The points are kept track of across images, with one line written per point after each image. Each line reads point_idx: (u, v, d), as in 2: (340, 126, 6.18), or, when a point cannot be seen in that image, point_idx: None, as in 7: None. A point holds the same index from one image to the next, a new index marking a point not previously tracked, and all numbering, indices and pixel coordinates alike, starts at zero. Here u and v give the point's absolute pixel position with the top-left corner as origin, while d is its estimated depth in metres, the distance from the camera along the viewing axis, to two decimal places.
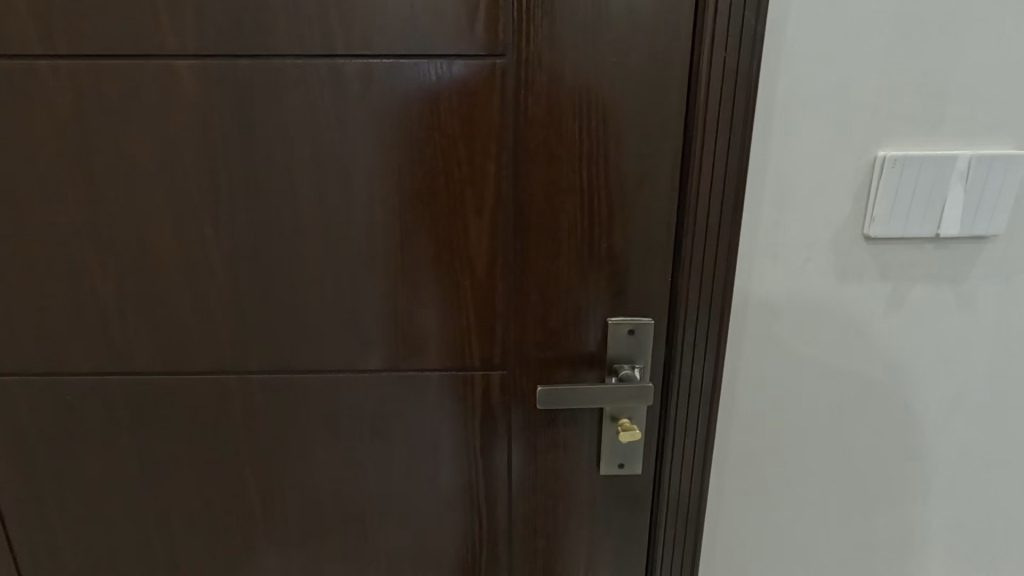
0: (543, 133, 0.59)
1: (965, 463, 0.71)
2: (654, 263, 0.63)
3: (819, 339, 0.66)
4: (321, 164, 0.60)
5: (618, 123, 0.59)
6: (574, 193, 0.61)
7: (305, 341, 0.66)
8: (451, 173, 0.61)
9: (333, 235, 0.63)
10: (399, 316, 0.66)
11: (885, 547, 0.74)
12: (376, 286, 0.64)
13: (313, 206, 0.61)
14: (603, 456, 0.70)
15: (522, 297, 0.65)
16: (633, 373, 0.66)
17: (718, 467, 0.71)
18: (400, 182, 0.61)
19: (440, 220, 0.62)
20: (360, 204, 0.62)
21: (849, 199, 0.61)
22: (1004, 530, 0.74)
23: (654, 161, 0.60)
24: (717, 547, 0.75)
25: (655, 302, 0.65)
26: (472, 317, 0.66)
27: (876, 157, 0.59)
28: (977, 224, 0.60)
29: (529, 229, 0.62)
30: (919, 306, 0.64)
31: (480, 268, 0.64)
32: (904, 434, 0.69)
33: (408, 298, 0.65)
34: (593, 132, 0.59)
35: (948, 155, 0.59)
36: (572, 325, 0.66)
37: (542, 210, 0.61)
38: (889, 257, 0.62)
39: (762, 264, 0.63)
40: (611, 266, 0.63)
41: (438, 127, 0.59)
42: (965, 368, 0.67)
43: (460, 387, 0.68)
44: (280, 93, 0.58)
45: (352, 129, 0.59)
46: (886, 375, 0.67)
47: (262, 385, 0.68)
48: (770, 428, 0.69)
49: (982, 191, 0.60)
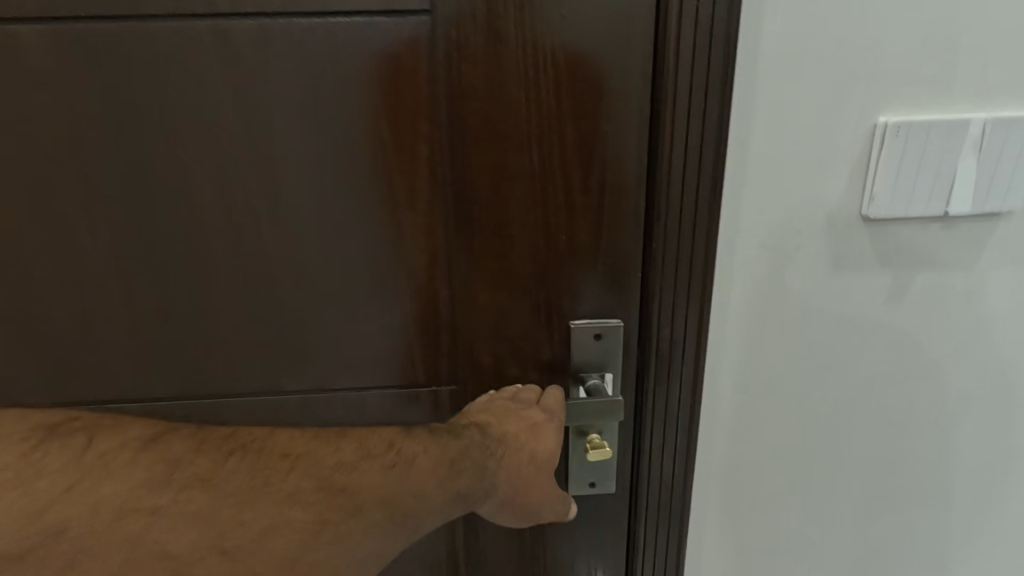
0: (482, 109, 0.49)
1: (971, 464, 0.64)
2: (620, 257, 0.54)
3: (811, 335, 0.58)
4: (216, 149, 0.50)
5: (574, 99, 0.49)
6: (523, 179, 0.51)
7: (220, 360, 0.57)
8: (377, 161, 0.51)
9: (241, 234, 0.52)
10: (329, 329, 0.56)
11: (885, 555, 0.68)
12: (298, 293, 0.55)
13: (213, 201, 0.51)
14: (571, 475, 0.62)
15: (473, 304, 0.55)
16: (602, 383, 0.58)
17: (701, 481, 0.64)
18: (317, 173, 0.51)
19: (370, 218, 0.52)
20: (269, 197, 0.51)
21: (845, 174, 0.52)
22: (1009, 531, 0.68)
23: (619, 141, 0.51)
24: (703, 563, 0.68)
25: (625, 302, 0.56)
26: (417, 328, 0.57)
27: (876, 124, 0.51)
28: (991, 200, 0.52)
29: (476, 226, 0.53)
30: (923, 294, 0.56)
31: (423, 273, 0.55)
32: (906, 436, 0.62)
33: (338, 309, 0.56)
34: (544, 104, 0.49)
35: (960, 119, 0.50)
36: (530, 334, 0.57)
37: (489, 202, 0.52)
38: (890, 240, 0.54)
39: (745, 253, 0.55)
40: (572, 266, 0.54)
41: (356, 106, 0.49)
42: (974, 361, 0.59)
43: (407, 403, 0.60)
44: (156, 62, 0.47)
45: (249, 106, 0.49)
46: (886, 372, 0.59)
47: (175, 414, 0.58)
48: (758, 436, 0.62)
49: (998, 162, 0.51)
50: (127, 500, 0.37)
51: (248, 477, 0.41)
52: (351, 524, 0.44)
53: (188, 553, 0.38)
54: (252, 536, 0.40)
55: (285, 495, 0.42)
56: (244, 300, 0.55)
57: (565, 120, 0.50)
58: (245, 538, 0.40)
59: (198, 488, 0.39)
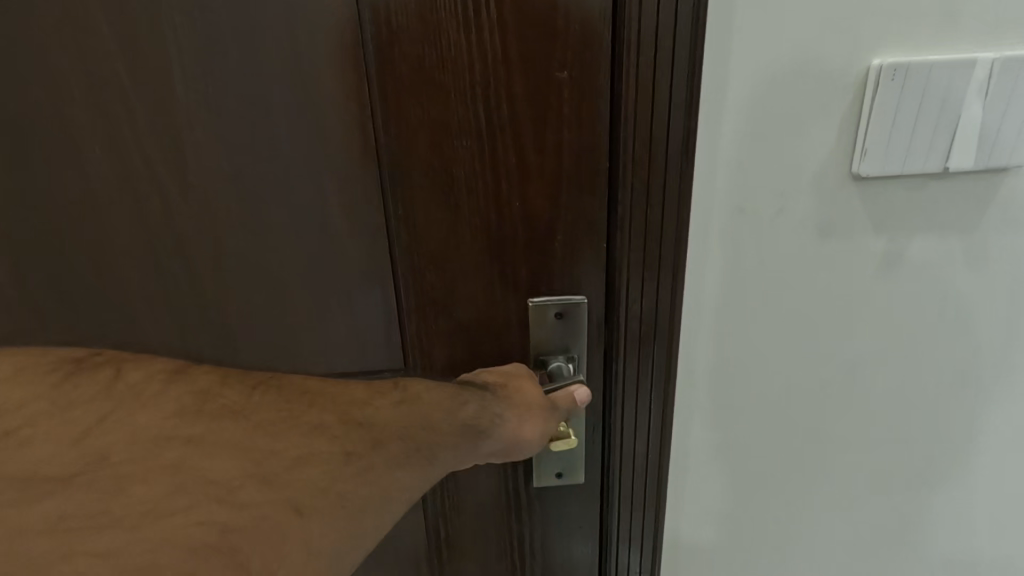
0: (415, 56, 0.42)
1: (966, 444, 0.60)
2: (581, 228, 0.48)
3: (795, 309, 0.52)
4: (109, 109, 0.43)
5: (522, 42, 0.42)
6: (468, 139, 0.45)
7: None
8: (298, 122, 0.44)
9: (146, 208, 0.46)
10: (256, 316, 0.50)
11: (872, 541, 0.64)
12: (217, 274, 0.48)
13: (111, 170, 0.45)
14: (537, 465, 0.57)
15: (418, 284, 0.49)
16: (566, 366, 0.52)
17: (678, 467, 0.59)
18: (227, 136, 0.44)
19: (295, 189, 0.46)
20: (174, 164, 0.45)
21: (834, 129, 0.46)
22: (1003, 515, 0.64)
23: (577, 93, 0.44)
24: (681, 554, 0.64)
25: (588, 278, 0.50)
26: (355, 312, 0.50)
27: (870, 68, 0.44)
28: (996, 154, 0.46)
29: (417, 193, 0.46)
30: (919, 262, 0.51)
31: (357, 251, 0.48)
32: (897, 416, 0.58)
33: (265, 293, 0.49)
34: (489, 50, 0.42)
35: (964, 60, 0.44)
36: (485, 316, 0.51)
37: (431, 166, 0.45)
38: (882, 202, 0.49)
39: (723, 219, 0.49)
40: (529, 238, 0.48)
41: (268, 56, 0.42)
42: (972, 334, 0.54)
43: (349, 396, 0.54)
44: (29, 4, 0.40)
45: (142, 56, 0.42)
46: (877, 348, 0.54)
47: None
48: (738, 419, 0.57)
49: (1006, 110, 0.45)
50: (159, 428, 0.28)
51: (273, 408, 0.32)
52: (374, 458, 0.34)
53: (220, 482, 0.28)
54: (281, 471, 0.30)
55: (309, 428, 0.32)
56: (160, 284, 0.49)
57: (513, 69, 0.43)
58: (275, 466, 0.30)
59: (230, 417, 0.30)
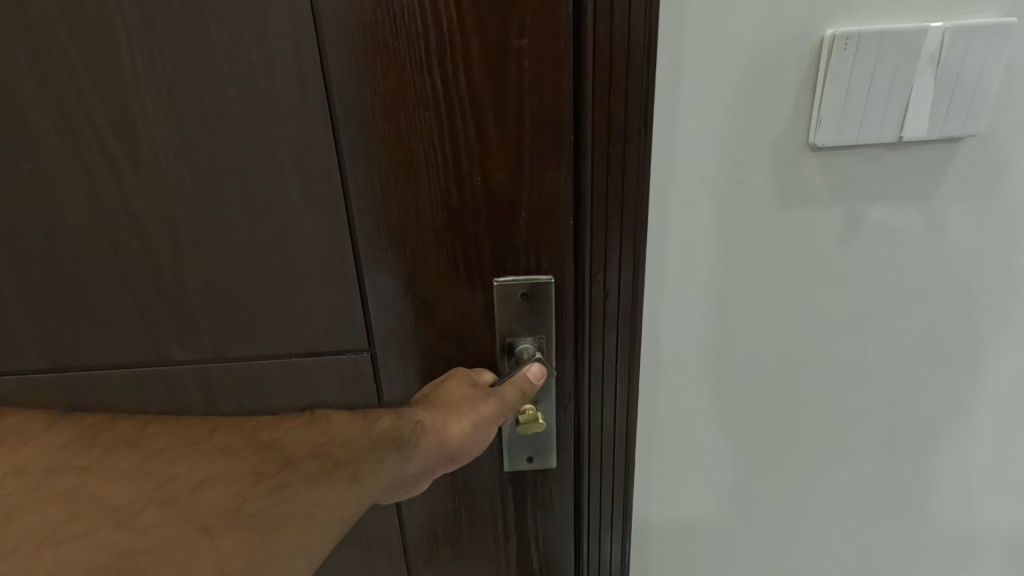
0: (372, 23, 0.42)
1: (929, 414, 0.61)
2: (545, 202, 0.47)
3: (757, 280, 0.53)
4: (57, 84, 0.42)
5: (478, 9, 0.42)
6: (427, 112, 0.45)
7: (98, 331, 0.50)
8: (254, 96, 0.43)
9: (100, 186, 0.45)
10: (217, 295, 0.50)
11: (838, 511, 0.66)
12: (176, 253, 0.48)
13: (61, 148, 0.44)
14: (507, 450, 0.57)
15: (380, 259, 0.49)
16: (534, 348, 0.52)
17: (646, 439, 0.60)
18: (181, 111, 0.44)
19: (252, 166, 0.45)
20: (126, 141, 0.44)
21: (790, 98, 0.46)
22: (967, 483, 0.65)
23: (536, 64, 0.43)
24: (650, 524, 0.65)
25: (553, 255, 0.50)
26: (317, 291, 0.50)
27: (824, 37, 0.45)
28: (949, 123, 0.47)
29: (377, 166, 0.46)
30: (878, 232, 0.51)
31: (316, 227, 0.47)
32: (860, 385, 0.59)
33: (226, 271, 0.49)
34: (445, 20, 0.42)
35: (916, 29, 0.44)
36: (450, 293, 0.51)
37: (389, 138, 0.45)
38: (840, 171, 0.49)
39: (682, 190, 0.49)
40: (493, 214, 0.48)
41: (219, 27, 0.42)
42: (933, 304, 0.55)
43: (315, 375, 0.53)
44: None
45: (89, 30, 0.41)
46: (838, 319, 0.55)
47: (60, 393, 0.53)
48: (704, 392, 0.58)
49: (958, 79, 0.46)
50: (52, 459, 0.35)
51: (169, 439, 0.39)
52: (284, 476, 0.40)
53: (119, 508, 0.34)
54: (189, 489, 0.37)
55: (219, 452, 0.39)
56: (116, 265, 0.48)
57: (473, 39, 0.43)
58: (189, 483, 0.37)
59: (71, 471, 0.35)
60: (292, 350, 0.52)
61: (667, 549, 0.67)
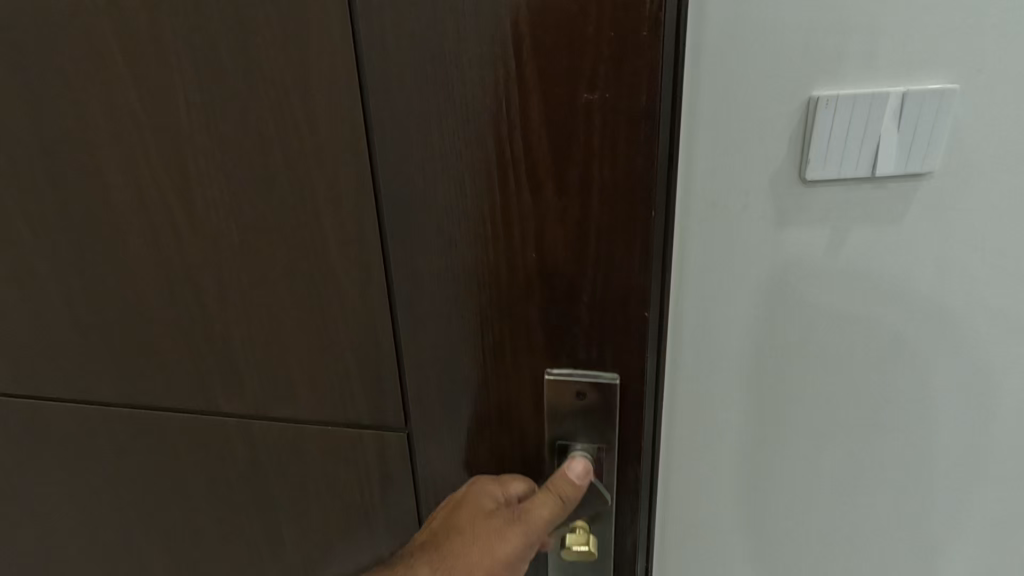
0: (439, 89, 0.43)
1: (918, 406, 0.71)
2: (600, 275, 0.47)
3: (762, 286, 0.66)
4: (177, 157, 0.50)
5: (540, 85, 0.42)
6: (487, 171, 0.45)
7: (202, 361, 0.58)
8: (330, 159, 0.47)
9: (208, 238, 0.52)
10: (296, 339, 0.54)
11: (839, 490, 0.76)
12: (264, 301, 0.53)
13: (181, 207, 0.52)
14: (557, 563, 0.58)
15: (436, 321, 0.50)
16: (584, 452, 0.53)
17: (671, 416, 0.74)
18: (270, 179, 0.49)
19: (328, 228, 0.49)
20: (230, 203, 0.50)
21: (784, 143, 0.60)
22: (956, 471, 0.75)
23: (603, 128, 0.43)
24: (674, 492, 0.78)
25: (609, 327, 0.48)
26: (380, 343, 0.53)
27: (810, 98, 0.58)
28: (912, 161, 0.60)
29: (435, 234, 0.47)
30: (861, 247, 0.64)
31: (379, 285, 0.50)
32: (853, 379, 0.70)
33: (305, 318, 0.53)
34: (510, 90, 0.42)
35: (880, 92, 0.58)
36: (499, 350, 0.50)
37: (448, 207, 0.46)
38: (826, 199, 0.62)
39: (701, 214, 0.63)
40: (547, 274, 0.47)
41: (304, 99, 0.45)
42: (913, 308, 0.67)
43: (380, 420, 0.56)
44: (117, 73, 0.48)
45: (202, 111, 0.48)
46: (831, 320, 0.67)
47: (166, 401, 0.60)
48: (720, 377, 0.71)
49: (917, 127, 0.59)
50: None
51: None
52: None
53: None
54: None
55: None
56: (218, 306, 0.55)
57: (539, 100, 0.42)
58: None
59: None
60: (352, 391, 0.55)
61: (690, 513, 0.79)
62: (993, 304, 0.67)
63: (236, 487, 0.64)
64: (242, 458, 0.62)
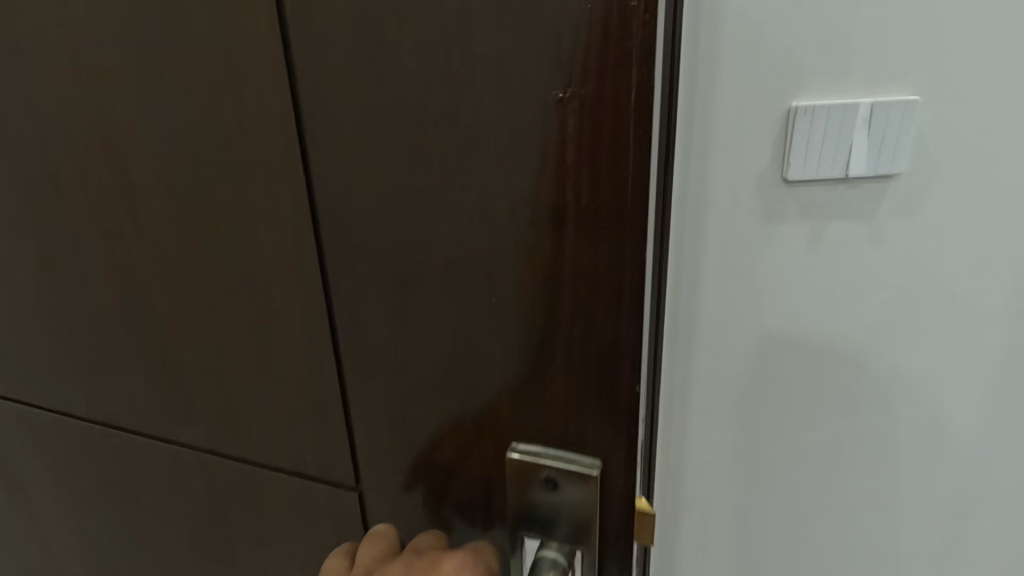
0: (363, 86, 0.31)
1: (888, 382, 0.81)
2: (586, 354, 0.33)
3: (750, 276, 0.74)
4: (71, 168, 0.40)
5: (500, 85, 0.29)
6: (433, 177, 0.31)
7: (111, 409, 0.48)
8: (235, 176, 0.36)
9: (108, 271, 0.42)
10: (209, 398, 0.43)
11: (819, 458, 0.85)
12: (172, 348, 0.43)
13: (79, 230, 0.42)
14: None
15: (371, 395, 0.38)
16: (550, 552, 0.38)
17: (669, 393, 0.83)
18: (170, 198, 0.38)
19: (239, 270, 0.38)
20: (128, 227, 0.40)
21: (768, 148, 0.68)
22: (923, 441, 0.84)
23: (589, 144, 0.29)
24: (672, 461, 0.88)
25: (597, 423, 0.34)
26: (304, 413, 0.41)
27: (791, 108, 0.66)
28: (881, 164, 0.68)
29: (362, 287, 0.35)
30: (838, 240, 0.72)
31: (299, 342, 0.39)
32: (830, 358, 0.79)
33: (218, 375, 0.42)
34: (455, 90, 0.29)
35: (851, 102, 0.66)
36: (447, 426, 0.37)
37: (378, 252, 0.34)
38: (806, 197, 0.70)
39: (695, 213, 0.71)
40: (506, 327, 0.33)
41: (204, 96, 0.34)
42: (883, 295, 0.75)
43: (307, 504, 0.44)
44: (3, 63, 0.39)
45: (91, 110, 0.37)
46: (811, 306, 0.76)
47: (78, 448, 0.51)
48: (712, 358, 0.80)
49: (886, 133, 0.67)
50: None
51: None
52: None
53: None
54: None
55: None
56: (123, 349, 0.45)
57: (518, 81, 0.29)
58: None
59: None
60: (274, 466, 0.44)
61: (686, 480, 0.89)
62: (953, 291, 0.75)
63: (158, 550, 0.54)
64: (159, 522, 0.52)
